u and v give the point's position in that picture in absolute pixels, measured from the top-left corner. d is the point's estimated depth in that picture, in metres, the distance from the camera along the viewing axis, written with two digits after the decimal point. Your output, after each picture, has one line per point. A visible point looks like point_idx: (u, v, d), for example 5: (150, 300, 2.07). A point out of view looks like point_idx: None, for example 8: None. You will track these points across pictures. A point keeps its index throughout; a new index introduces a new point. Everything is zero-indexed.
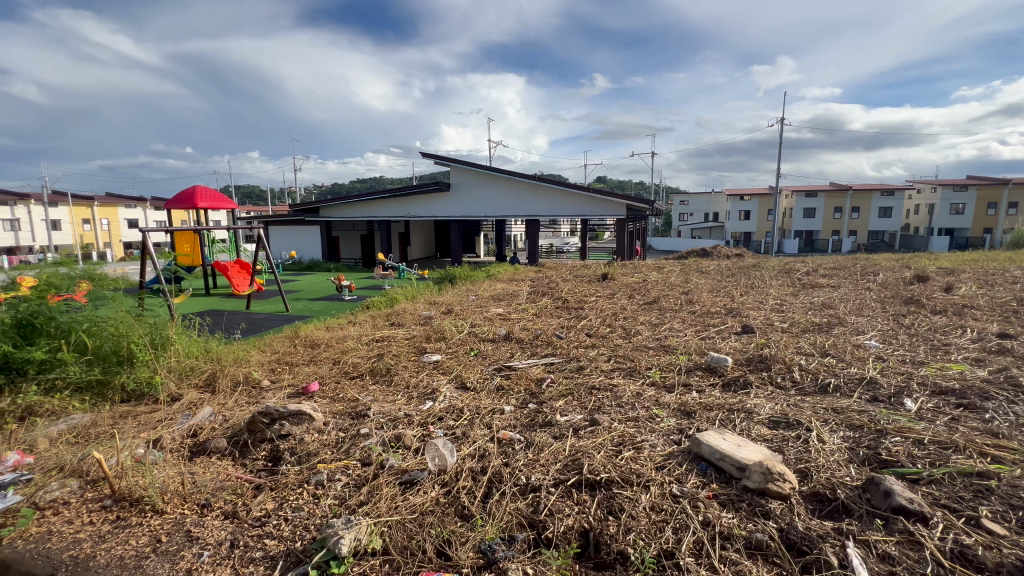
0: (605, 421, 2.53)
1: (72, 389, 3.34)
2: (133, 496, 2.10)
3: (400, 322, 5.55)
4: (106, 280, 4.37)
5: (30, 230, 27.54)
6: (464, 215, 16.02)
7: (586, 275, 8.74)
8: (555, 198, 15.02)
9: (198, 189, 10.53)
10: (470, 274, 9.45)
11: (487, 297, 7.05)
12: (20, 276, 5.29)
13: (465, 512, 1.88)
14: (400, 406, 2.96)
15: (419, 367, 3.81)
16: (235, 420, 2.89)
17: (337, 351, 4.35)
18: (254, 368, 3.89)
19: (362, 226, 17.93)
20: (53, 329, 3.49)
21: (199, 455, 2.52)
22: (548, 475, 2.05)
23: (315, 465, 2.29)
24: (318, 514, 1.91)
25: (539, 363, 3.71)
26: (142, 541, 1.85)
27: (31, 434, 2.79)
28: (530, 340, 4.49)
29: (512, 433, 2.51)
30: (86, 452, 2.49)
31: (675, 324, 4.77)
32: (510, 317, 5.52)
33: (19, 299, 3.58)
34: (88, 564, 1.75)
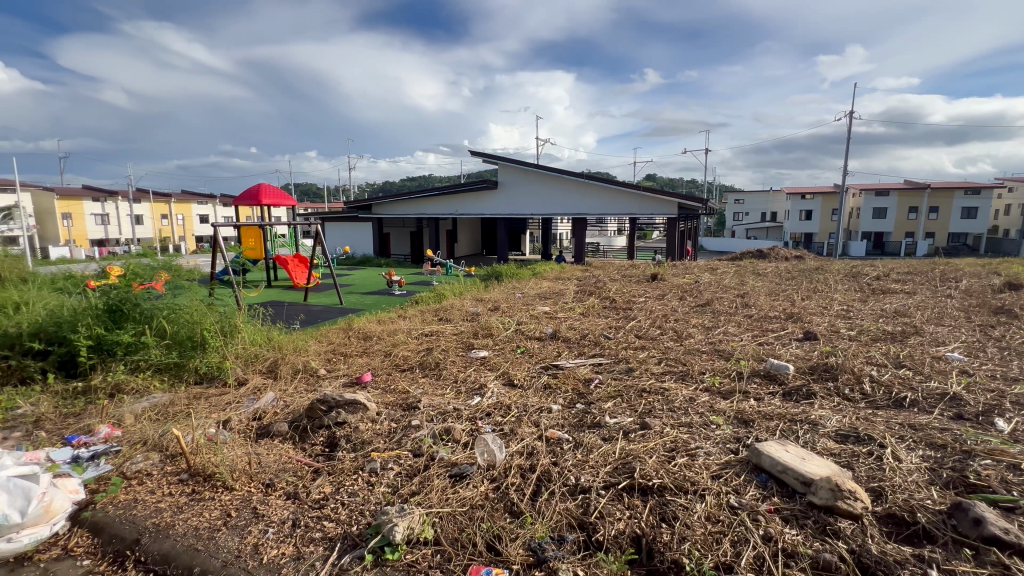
0: (657, 426, 2.46)
1: (153, 370, 3.64)
2: (206, 472, 2.27)
3: (448, 317, 5.66)
4: (182, 271, 4.74)
5: (117, 224, 30.38)
6: (511, 212, 16.09)
7: (635, 275, 8.57)
8: (603, 197, 14.79)
9: (262, 186, 11.16)
10: (516, 272, 9.47)
11: (533, 295, 7.05)
12: (108, 266, 5.80)
13: (514, 509, 1.88)
14: (449, 399, 3.02)
15: (466, 362, 3.87)
16: (295, 406, 3.04)
17: (387, 344, 4.48)
18: (312, 358, 4.08)
19: (411, 223, 18.42)
20: (137, 315, 3.81)
21: (263, 437, 2.67)
22: (598, 477, 2.02)
23: (369, 453, 2.37)
24: (372, 501, 1.98)
25: (586, 363, 3.67)
26: (214, 514, 1.99)
27: (119, 410, 3.07)
28: (577, 339, 4.44)
29: (561, 432, 2.49)
30: (165, 429, 2.70)
31: (730, 328, 4.57)
32: (556, 315, 5.49)
33: (109, 287, 3.93)
34: (168, 532, 1.90)
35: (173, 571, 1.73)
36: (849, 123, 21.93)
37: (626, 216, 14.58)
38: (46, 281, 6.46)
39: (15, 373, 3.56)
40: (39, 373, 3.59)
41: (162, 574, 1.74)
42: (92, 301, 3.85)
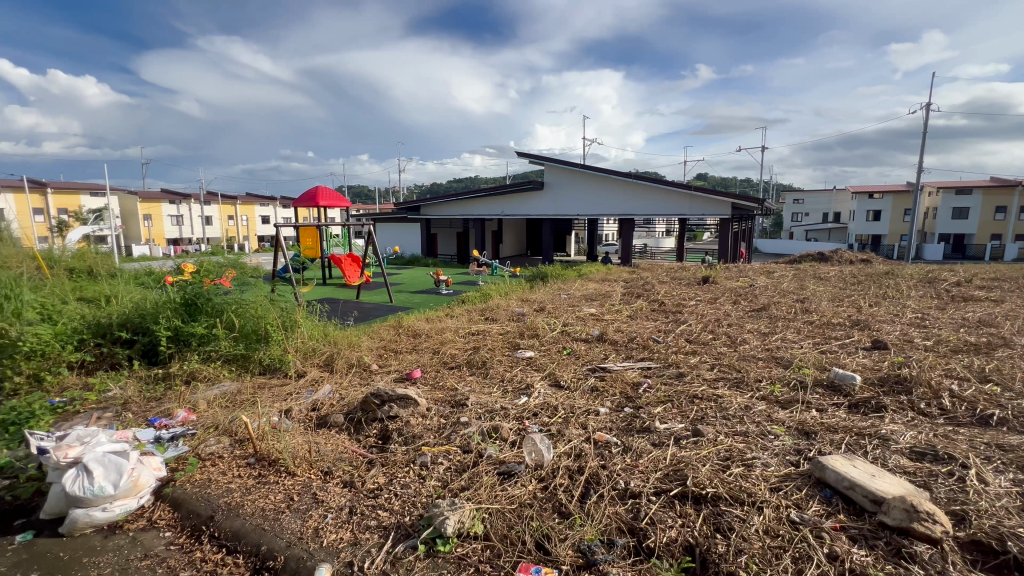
0: (710, 433, 2.38)
1: (223, 360, 3.92)
2: (271, 458, 2.42)
3: (494, 317, 5.72)
4: (248, 268, 5.07)
5: (190, 224, 32.84)
6: (557, 213, 16.03)
7: (685, 277, 8.32)
8: (652, 197, 14.44)
9: (319, 189, 11.73)
10: (562, 273, 9.43)
11: (579, 296, 6.99)
12: (183, 263, 6.29)
13: (563, 510, 1.88)
14: (496, 398, 3.05)
15: (513, 362, 3.90)
16: (350, 399, 3.17)
17: (436, 342, 4.59)
18: (364, 353, 4.24)
19: (458, 224, 18.74)
20: (209, 308, 4.10)
21: (321, 427, 2.82)
22: (648, 482, 1.99)
23: (420, 447, 2.44)
24: (424, 494, 2.04)
25: (635, 367, 3.60)
26: (278, 497, 2.11)
27: (194, 396, 3.33)
28: (625, 342, 4.36)
29: (609, 435, 2.46)
30: (234, 416, 2.90)
31: (788, 334, 4.35)
32: (603, 317, 5.43)
33: (185, 282, 4.26)
34: (238, 511, 2.04)
35: (243, 548, 1.86)
36: (926, 116, 20.26)
37: (676, 216, 14.18)
38: (131, 276, 7.09)
39: (106, 359, 3.93)
40: (126, 360, 3.95)
41: (233, 550, 1.87)
42: (170, 295, 4.19)
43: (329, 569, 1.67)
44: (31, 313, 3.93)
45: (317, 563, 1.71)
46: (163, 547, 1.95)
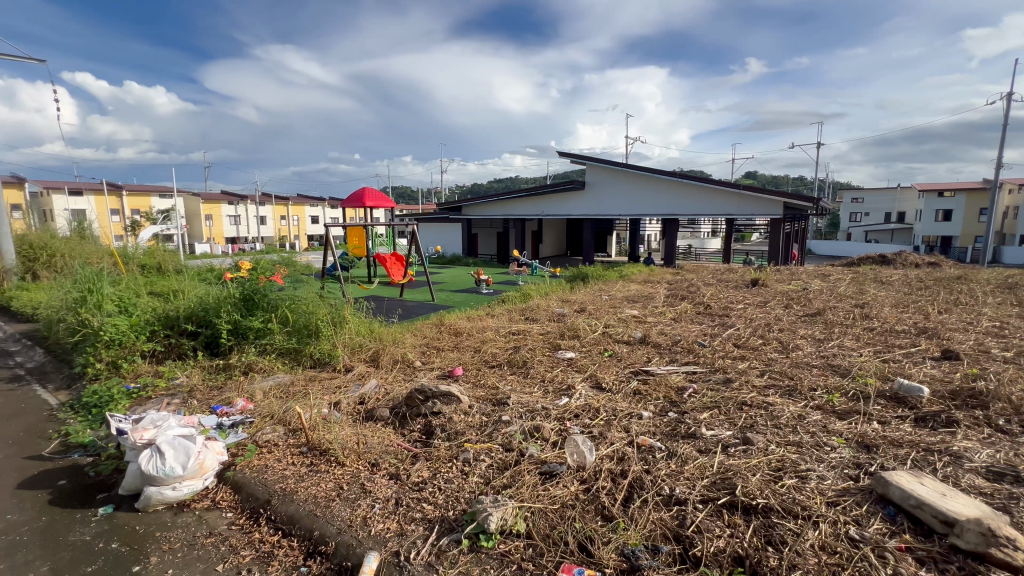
0: (760, 442, 2.29)
1: (278, 353, 4.14)
2: (322, 447, 2.53)
3: (534, 317, 5.73)
4: (300, 267, 5.32)
5: (246, 224, 34.75)
6: (598, 213, 15.84)
7: (733, 279, 8.02)
8: (698, 196, 13.99)
9: (365, 190, 12.13)
10: (603, 274, 9.31)
11: (621, 297, 6.89)
12: (241, 261, 6.67)
13: (606, 513, 1.86)
14: (537, 398, 3.06)
15: (553, 363, 3.89)
16: (395, 394, 3.27)
17: (476, 340, 4.64)
18: (408, 350, 4.35)
19: (498, 224, 18.87)
20: (265, 304, 4.33)
21: (368, 420, 2.91)
22: (694, 490, 1.94)
23: (463, 443, 2.48)
24: (467, 490, 2.07)
25: (679, 371, 3.51)
26: (329, 486, 2.21)
27: (251, 386, 3.53)
28: (669, 345, 4.26)
29: (652, 440, 2.41)
30: (288, 406, 3.06)
31: (846, 341, 4.11)
32: (646, 320, 5.32)
33: (243, 279, 4.52)
34: (292, 496, 2.15)
35: (298, 532, 1.96)
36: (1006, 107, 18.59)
37: (723, 217, 13.69)
38: (194, 272, 7.57)
39: (174, 349, 4.24)
40: (191, 351, 4.24)
41: (289, 533, 1.98)
42: (230, 290, 4.46)
43: (377, 557, 1.73)
44: (110, 305, 4.28)
45: (366, 551, 1.78)
46: (225, 526, 2.08)
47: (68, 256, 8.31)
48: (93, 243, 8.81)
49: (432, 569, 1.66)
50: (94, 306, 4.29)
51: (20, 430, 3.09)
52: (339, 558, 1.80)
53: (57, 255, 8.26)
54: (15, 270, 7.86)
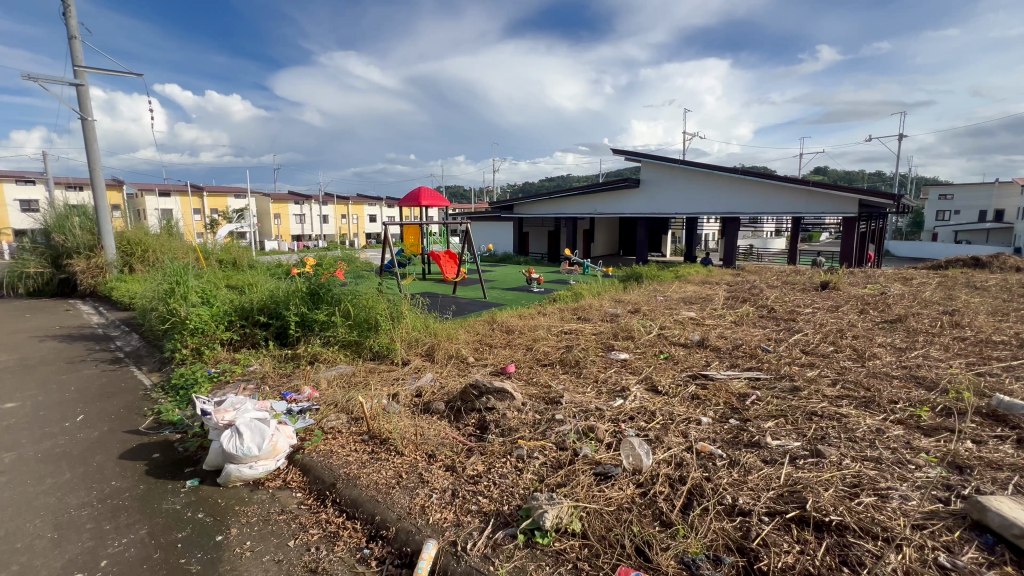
0: (833, 455, 2.15)
1: (340, 344, 4.36)
2: (382, 437, 2.64)
3: (587, 317, 5.66)
4: (361, 263, 5.56)
5: (310, 222, 36.79)
6: (653, 211, 15.41)
7: (800, 281, 7.55)
8: (761, 193, 13.27)
9: (421, 190, 12.49)
10: (658, 274, 9.06)
11: (677, 299, 6.68)
12: (307, 258, 7.06)
13: (664, 519, 1.82)
14: (591, 398, 3.02)
15: (606, 363, 3.83)
16: (449, 388, 3.35)
17: (528, 339, 4.66)
18: (462, 346, 4.44)
19: (549, 223, 18.82)
20: (329, 298, 4.57)
21: (425, 412, 3.01)
22: (759, 501, 1.85)
23: (516, 440, 2.50)
24: (522, 486, 2.09)
25: (740, 376, 3.35)
26: (389, 474, 2.30)
27: (317, 376, 3.74)
28: (729, 349, 4.08)
29: (713, 447, 2.32)
30: (350, 395, 3.22)
31: (933, 351, 3.75)
32: (704, 322, 5.13)
33: (310, 274, 4.79)
34: (355, 481, 2.26)
35: (361, 515, 2.06)
36: None
37: (790, 215, 12.89)
38: (265, 268, 8.11)
39: (249, 338, 4.56)
40: (264, 340, 4.55)
41: (352, 516, 2.08)
42: (298, 285, 4.73)
43: (436, 545, 1.78)
44: (195, 297, 4.68)
45: (425, 539, 1.84)
46: (295, 505, 2.23)
47: (159, 251, 9.17)
48: (179, 239, 9.67)
49: (488, 562, 1.69)
50: (181, 297, 4.70)
51: (121, 406, 3.45)
52: (399, 543, 1.87)
53: (150, 250, 9.13)
54: (116, 263, 8.76)
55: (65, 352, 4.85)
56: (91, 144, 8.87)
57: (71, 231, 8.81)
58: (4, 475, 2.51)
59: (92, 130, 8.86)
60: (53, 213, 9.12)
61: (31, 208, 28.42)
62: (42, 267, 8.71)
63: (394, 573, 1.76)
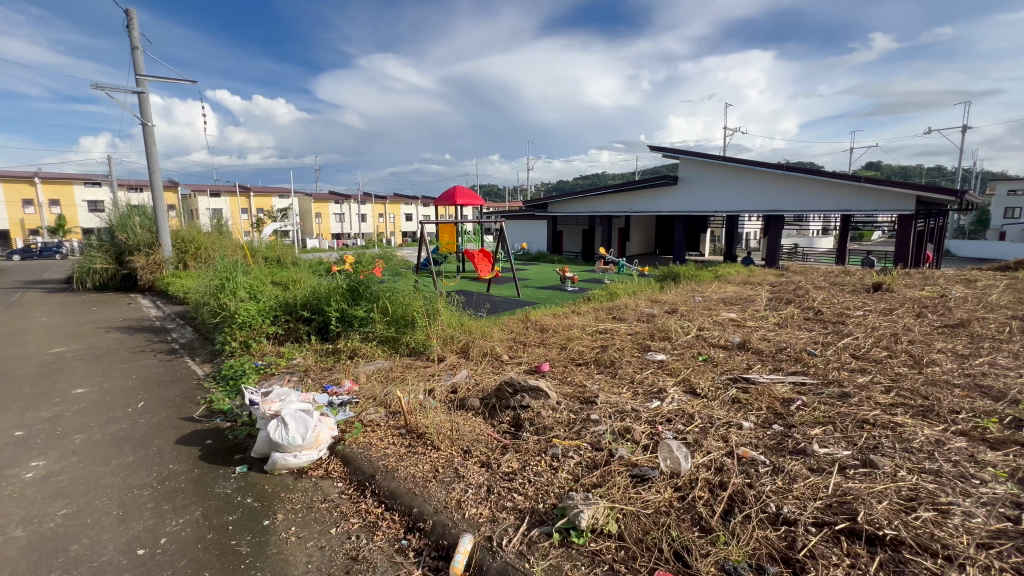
0: (886, 466, 2.03)
1: (379, 340, 4.47)
2: (419, 431, 2.70)
3: (622, 317, 5.58)
4: (398, 261, 5.68)
5: (349, 221, 37.89)
6: (691, 209, 15.01)
7: (850, 282, 7.18)
8: (808, 190, 12.68)
9: (456, 188, 12.64)
10: (697, 274, 8.82)
11: (717, 299, 6.49)
12: (347, 255, 7.27)
13: (703, 524, 1.77)
14: (627, 399, 2.98)
15: (642, 364, 3.76)
16: (483, 385, 3.38)
17: (562, 338, 4.64)
18: (496, 344, 4.46)
19: (584, 221, 18.64)
20: (368, 295, 4.71)
21: (460, 408, 3.05)
22: (805, 511, 1.78)
23: (551, 439, 2.49)
24: (556, 485, 2.09)
25: (784, 381, 3.22)
26: (426, 468, 2.35)
27: (356, 370, 3.85)
28: (773, 352, 3.93)
29: (755, 452, 2.25)
30: (388, 390, 3.30)
31: (1002, 359, 3.48)
32: (745, 323, 4.96)
33: (350, 272, 4.94)
34: (393, 473, 2.32)
35: (399, 507, 2.11)
36: None
37: (839, 213, 12.26)
38: (307, 265, 8.43)
39: (292, 333, 4.75)
40: (306, 335, 4.73)
41: (391, 507, 2.14)
42: (339, 282, 4.89)
43: (472, 540, 1.80)
44: (243, 292, 4.91)
45: (461, 533, 1.86)
46: (337, 494, 2.31)
47: (210, 249, 9.69)
48: (229, 238, 10.18)
49: (524, 559, 1.70)
50: (231, 293, 4.95)
51: (177, 394, 3.67)
52: (436, 536, 1.91)
53: (202, 247, 9.66)
54: (172, 260, 9.30)
55: (127, 343, 5.18)
56: (150, 149, 9.45)
57: (133, 230, 9.42)
58: (75, 455, 2.71)
59: (152, 135, 9.44)
60: (117, 213, 9.77)
61: (97, 209, 30.56)
62: (107, 263, 9.35)
63: (431, 565, 1.80)
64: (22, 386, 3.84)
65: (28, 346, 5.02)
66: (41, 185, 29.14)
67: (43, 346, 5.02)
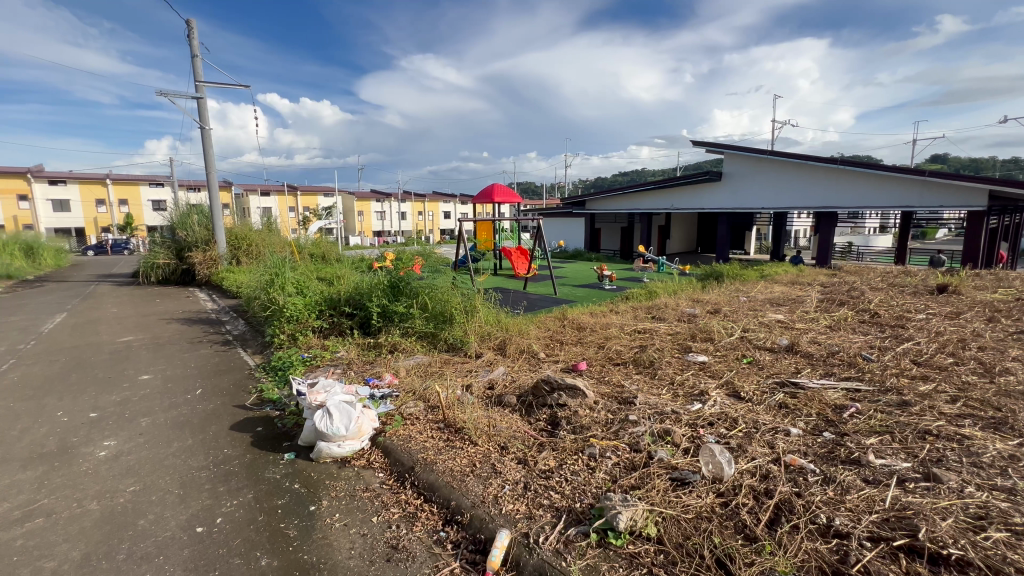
0: (952, 482, 1.89)
1: (419, 336, 4.57)
2: (457, 426, 2.74)
3: (662, 317, 5.46)
4: (436, 258, 5.77)
5: (390, 219, 38.85)
6: (736, 206, 14.47)
7: (912, 284, 6.71)
8: (865, 185, 11.94)
9: (494, 186, 12.73)
10: (742, 273, 8.50)
11: (763, 300, 6.23)
12: (387, 253, 7.47)
13: (747, 533, 1.71)
14: (667, 401, 2.91)
15: (683, 366, 3.66)
16: (520, 382, 3.39)
17: (600, 337, 4.59)
18: (533, 341, 4.45)
19: (623, 219, 18.33)
20: (408, 291, 4.83)
21: (498, 405, 3.07)
22: (859, 524, 1.68)
23: (589, 438, 2.47)
24: (594, 485, 2.07)
25: (836, 386, 3.06)
26: (464, 462, 2.38)
27: (397, 364, 3.94)
28: (824, 356, 3.74)
29: (804, 460, 2.15)
30: (427, 385, 3.38)
31: None
32: (794, 325, 4.74)
33: (391, 269, 5.08)
34: (432, 466, 2.37)
35: (437, 499, 2.16)
36: None
37: (900, 210, 11.50)
38: (350, 261, 8.71)
39: (336, 327, 4.93)
40: (349, 329, 4.89)
41: (429, 499, 2.19)
42: (380, 279, 5.03)
43: (508, 535, 1.82)
44: (290, 287, 5.13)
45: (498, 528, 1.88)
46: (378, 484, 2.38)
47: (260, 246, 10.18)
48: (277, 235, 10.65)
49: (561, 557, 1.70)
50: (279, 288, 5.18)
51: (231, 383, 3.89)
52: (473, 529, 1.94)
53: (253, 244, 10.17)
54: (226, 256, 9.84)
55: (186, 334, 5.52)
56: (207, 151, 10.01)
57: (191, 227, 10.03)
58: (142, 437, 2.92)
59: (208, 138, 10.00)
60: (178, 212, 10.43)
61: (161, 207, 32.69)
62: (169, 259, 9.99)
63: (468, 558, 1.82)
64: (95, 371, 4.17)
65: (100, 335, 5.45)
66: (112, 185, 31.51)
67: (113, 335, 5.44)
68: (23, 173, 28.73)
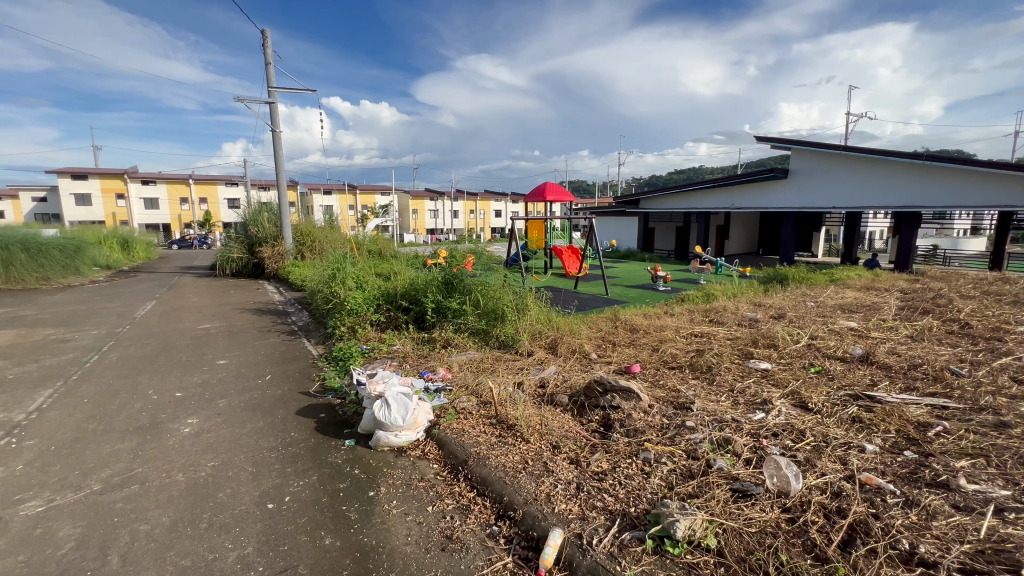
0: None
1: (471, 331, 4.65)
2: (509, 423, 2.77)
3: (721, 320, 5.23)
4: (488, 256, 5.84)
5: (443, 217, 39.72)
6: (804, 205, 13.59)
7: (1011, 292, 6.03)
8: (954, 181, 10.86)
9: (547, 184, 12.70)
10: (809, 277, 7.99)
11: (834, 305, 5.82)
12: (441, 250, 7.66)
13: (817, 553, 1.61)
14: (726, 408, 2.79)
15: (744, 372, 3.49)
16: (572, 382, 3.35)
17: (654, 339, 4.46)
18: (585, 341, 4.40)
19: (679, 218, 17.70)
20: (461, 288, 4.94)
21: (549, 403, 3.06)
22: (949, 555, 1.53)
23: (643, 442, 2.42)
24: (648, 490, 2.02)
25: (919, 402, 2.80)
26: (516, 459, 2.40)
27: (450, 359, 4.04)
28: (905, 369, 3.43)
29: (881, 480, 1.98)
30: (479, 381, 3.42)
31: None
32: (869, 334, 4.40)
33: (445, 265, 5.21)
34: (483, 461, 2.40)
35: (490, 493, 2.19)
36: None
37: (996, 209, 10.36)
38: (405, 258, 8.99)
39: (392, 321, 5.11)
40: (404, 323, 5.06)
41: (482, 492, 2.23)
42: (434, 275, 5.17)
43: (561, 534, 1.81)
44: (351, 282, 5.37)
45: (550, 527, 1.88)
46: (432, 474, 2.45)
47: (323, 242, 10.74)
48: (338, 232, 11.18)
49: (614, 560, 1.67)
50: (341, 282, 5.45)
51: (297, 370, 4.14)
52: (525, 526, 1.95)
53: (316, 241, 10.73)
54: (292, 251, 10.45)
55: (257, 323, 5.93)
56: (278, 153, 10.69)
57: (262, 224, 10.73)
58: (220, 417, 3.17)
59: (280, 140, 10.69)
60: (250, 209, 11.19)
61: (235, 205, 35.18)
62: (242, 253, 10.74)
63: (521, 554, 1.84)
64: (180, 354, 4.57)
65: (184, 322, 5.96)
66: (194, 185, 34.30)
67: (195, 322, 5.93)
68: (120, 174, 31.92)
